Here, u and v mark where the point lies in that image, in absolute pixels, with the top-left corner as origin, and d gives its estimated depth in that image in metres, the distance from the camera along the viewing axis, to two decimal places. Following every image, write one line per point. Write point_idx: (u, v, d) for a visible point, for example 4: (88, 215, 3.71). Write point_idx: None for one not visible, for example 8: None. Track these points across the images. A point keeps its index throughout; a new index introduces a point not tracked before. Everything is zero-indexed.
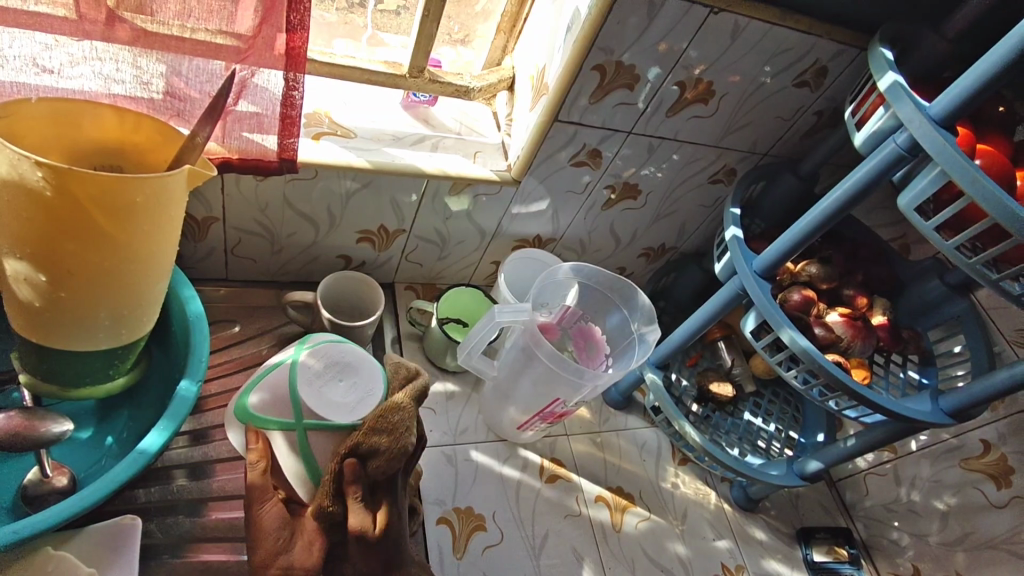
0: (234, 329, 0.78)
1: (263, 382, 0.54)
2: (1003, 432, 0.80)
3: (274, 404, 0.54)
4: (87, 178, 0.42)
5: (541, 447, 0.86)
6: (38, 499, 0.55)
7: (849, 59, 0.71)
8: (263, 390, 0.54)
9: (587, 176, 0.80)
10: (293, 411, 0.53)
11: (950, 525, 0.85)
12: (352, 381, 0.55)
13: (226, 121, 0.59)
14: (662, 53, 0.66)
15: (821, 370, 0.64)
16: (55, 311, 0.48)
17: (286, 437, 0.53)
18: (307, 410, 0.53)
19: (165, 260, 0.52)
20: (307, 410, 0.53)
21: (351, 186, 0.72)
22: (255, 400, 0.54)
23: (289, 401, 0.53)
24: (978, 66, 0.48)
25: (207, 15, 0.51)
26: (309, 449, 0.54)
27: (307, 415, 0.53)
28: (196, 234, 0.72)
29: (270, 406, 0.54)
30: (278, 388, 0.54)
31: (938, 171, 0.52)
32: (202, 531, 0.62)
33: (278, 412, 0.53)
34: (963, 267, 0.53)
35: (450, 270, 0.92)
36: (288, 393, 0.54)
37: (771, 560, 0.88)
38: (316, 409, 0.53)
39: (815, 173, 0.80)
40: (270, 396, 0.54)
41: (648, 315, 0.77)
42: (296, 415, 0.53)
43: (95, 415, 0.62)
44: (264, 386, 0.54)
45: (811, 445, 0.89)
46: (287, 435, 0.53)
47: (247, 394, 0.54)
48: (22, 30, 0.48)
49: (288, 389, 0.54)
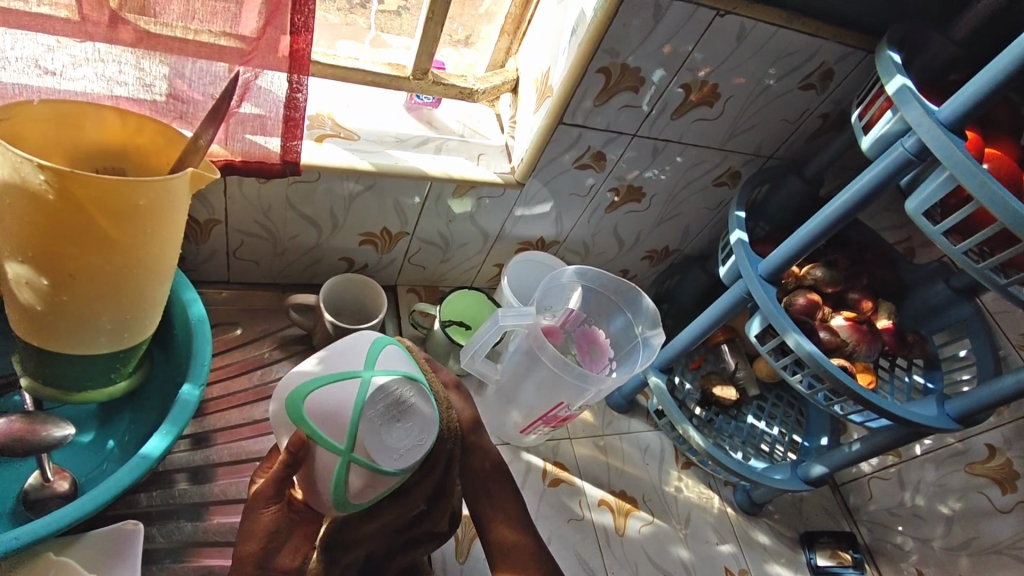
0: (235, 332, 0.78)
1: (325, 388, 0.47)
2: (1008, 436, 0.80)
3: (328, 419, 0.46)
4: (89, 181, 0.42)
5: (543, 450, 0.86)
6: (40, 503, 0.55)
7: (855, 63, 0.70)
8: (323, 396, 0.46)
9: (591, 178, 0.80)
10: (345, 439, 0.46)
11: (955, 529, 0.85)
12: (412, 426, 0.47)
13: (229, 123, 0.59)
14: (667, 56, 0.65)
15: (826, 375, 0.63)
16: (56, 315, 0.48)
17: (327, 458, 0.46)
18: (360, 444, 0.46)
19: (168, 264, 0.51)
20: (362, 445, 0.46)
21: (353, 188, 0.72)
22: (312, 401, 0.47)
23: (346, 424, 0.46)
24: (988, 69, 0.48)
25: (210, 17, 0.51)
26: (345, 478, 0.46)
27: (359, 448, 0.46)
28: (198, 236, 0.72)
29: (324, 419, 0.46)
30: (339, 403, 0.46)
31: (947, 176, 0.52)
32: (203, 535, 0.62)
33: (328, 430, 0.46)
34: (972, 272, 0.53)
35: (453, 273, 0.92)
36: (348, 416, 0.46)
37: (774, 564, 0.87)
38: (374, 451, 0.46)
39: (820, 176, 0.80)
40: (327, 407, 0.46)
41: (652, 318, 0.77)
42: (347, 444, 0.45)
43: (97, 419, 0.62)
44: (327, 393, 0.46)
45: (813, 449, 0.88)
46: (329, 457, 0.46)
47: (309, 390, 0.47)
48: (24, 31, 0.48)
49: (349, 413, 0.46)
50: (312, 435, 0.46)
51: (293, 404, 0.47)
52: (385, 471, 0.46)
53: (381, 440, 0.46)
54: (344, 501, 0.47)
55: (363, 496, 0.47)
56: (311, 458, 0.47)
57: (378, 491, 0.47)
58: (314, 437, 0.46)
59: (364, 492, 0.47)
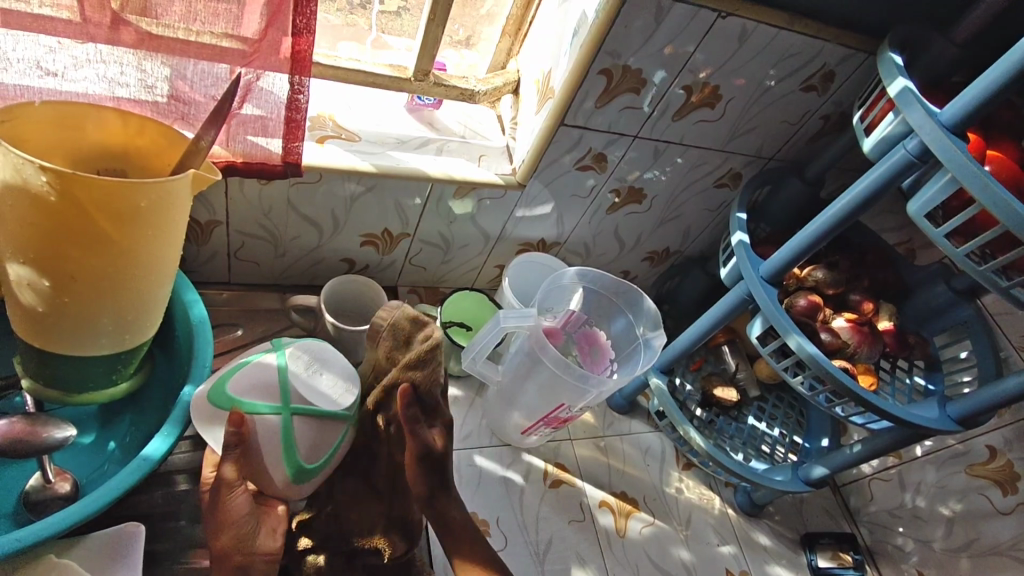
0: (236, 333, 0.78)
1: (247, 371, 0.53)
2: (1009, 438, 0.79)
3: (259, 390, 0.52)
4: (91, 183, 0.42)
5: (543, 451, 0.86)
6: (41, 505, 0.55)
7: (857, 64, 0.70)
8: (250, 379, 0.53)
9: (592, 179, 0.80)
10: (281, 396, 0.52)
11: (956, 531, 0.85)
12: (332, 374, 0.56)
13: (230, 125, 0.59)
14: (668, 57, 0.65)
15: (828, 377, 0.63)
16: (57, 316, 0.48)
17: (271, 421, 0.51)
18: (296, 395, 0.53)
19: (169, 266, 0.51)
20: (297, 396, 0.53)
21: (355, 189, 0.72)
22: (238, 383, 0.53)
23: (278, 385, 0.53)
24: (989, 72, 0.48)
25: (212, 18, 0.51)
26: (294, 434, 0.52)
27: (295, 399, 0.53)
28: (199, 237, 0.72)
29: (256, 391, 0.52)
30: (266, 374, 0.53)
31: (948, 178, 0.52)
32: (204, 537, 0.62)
33: (263, 397, 0.52)
34: (972, 274, 0.53)
35: (454, 274, 0.92)
36: (279, 379, 0.53)
37: (775, 566, 0.87)
38: (309, 396, 0.53)
39: (821, 177, 0.80)
40: (259, 380, 0.53)
41: (653, 320, 0.77)
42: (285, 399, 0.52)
43: (98, 420, 0.62)
44: (252, 373, 0.53)
45: (815, 450, 0.89)
46: (272, 420, 0.51)
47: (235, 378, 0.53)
48: (26, 33, 0.48)
49: (276, 375, 0.53)
50: (250, 409, 0.51)
51: (220, 394, 0.52)
52: (326, 412, 0.53)
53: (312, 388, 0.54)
54: (297, 462, 0.52)
55: (312, 449, 0.53)
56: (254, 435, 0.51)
57: (322, 443, 0.53)
58: (252, 409, 0.51)
59: (312, 445, 0.53)
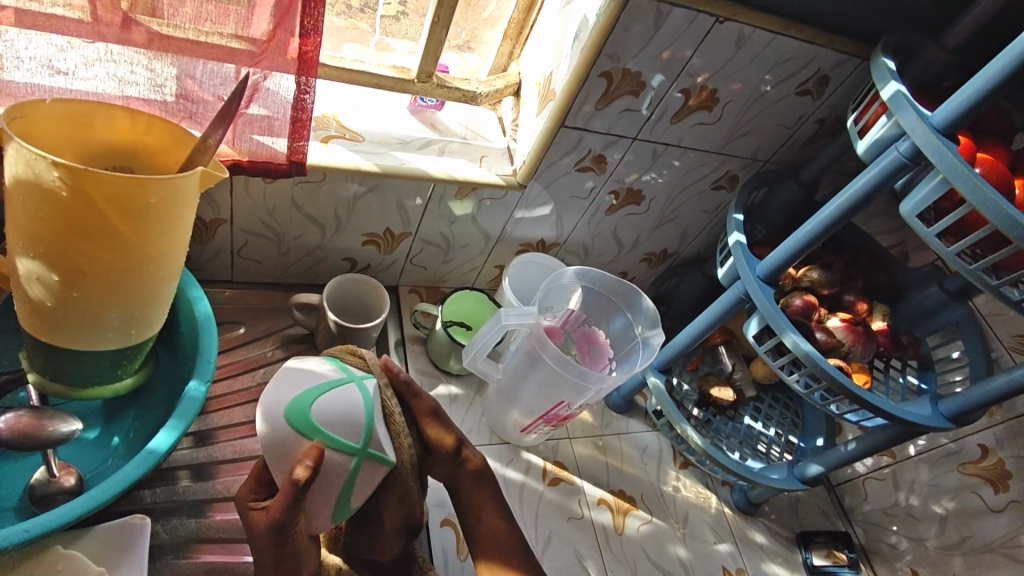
0: (239, 331, 0.78)
1: (324, 399, 0.49)
2: (1000, 437, 0.81)
3: (341, 424, 0.49)
4: (102, 179, 0.43)
5: (543, 450, 0.87)
6: (47, 498, 0.55)
7: (851, 69, 0.72)
8: (323, 407, 0.49)
9: (592, 181, 0.81)
10: (362, 436, 0.50)
11: (948, 529, 0.86)
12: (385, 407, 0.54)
13: (237, 124, 0.60)
14: (666, 61, 0.67)
15: (823, 375, 0.64)
16: (67, 311, 0.48)
17: (342, 460, 0.49)
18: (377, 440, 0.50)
19: (177, 262, 0.52)
20: (376, 440, 0.50)
21: (357, 189, 0.73)
22: (321, 407, 0.49)
23: (363, 424, 0.50)
24: (979, 76, 0.50)
25: (221, 18, 0.52)
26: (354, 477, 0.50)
27: (374, 444, 0.50)
28: (203, 236, 0.73)
29: (340, 423, 0.49)
30: (352, 405, 0.50)
31: (939, 179, 0.53)
32: (207, 532, 0.62)
33: (345, 434, 0.49)
34: (965, 273, 0.54)
35: (454, 274, 0.93)
36: (364, 415, 0.50)
37: (771, 564, 0.88)
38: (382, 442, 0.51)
39: (815, 180, 0.81)
40: (341, 409, 0.50)
41: (651, 319, 0.78)
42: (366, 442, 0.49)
43: (102, 416, 0.63)
44: (332, 399, 0.50)
45: (810, 449, 0.90)
46: (344, 458, 0.49)
47: (314, 401, 0.49)
48: (37, 32, 0.49)
49: (356, 411, 0.50)
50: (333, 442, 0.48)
51: (302, 411, 0.49)
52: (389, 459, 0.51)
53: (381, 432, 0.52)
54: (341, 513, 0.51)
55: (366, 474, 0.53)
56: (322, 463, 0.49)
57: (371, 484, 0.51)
58: (329, 442, 0.48)
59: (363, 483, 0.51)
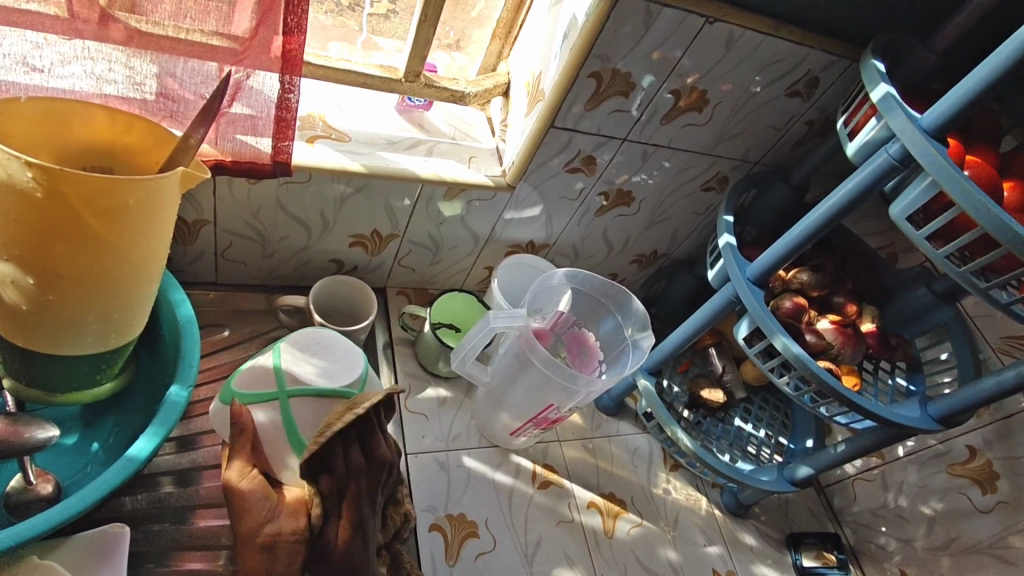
0: (223, 333, 0.77)
1: (245, 369, 0.60)
2: (988, 438, 0.81)
3: (254, 384, 0.58)
4: (77, 180, 0.41)
5: (533, 453, 0.86)
6: (23, 507, 0.54)
7: (841, 70, 0.72)
8: (248, 375, 0.59)
9: (582, 182, 0.80)
10: (276, 381, 0.58)
11: (937, 530, 0.86)
12: (331, 355, 0.62)
13: (220, 123, 0.59)
14: (655, 61, 0.66)
15: (813, 377, 0.64)
16: (42, 315, 0.47)
17: (270, 406, 0.57)
18: (289, 379, 0.58)
19: (156, 265, 0.51)
20: (291, 377, 0.58)
21: (344, 190, 0.71)
22: (239, 382, 0.59)
23: (272, 373, 0.59)
24: (969, 79, 0.49)
25: (202, 16, 0.51)
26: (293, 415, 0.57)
27: (291, 382, 0.58)
28: (186, 237, 0.71)
29: (254, 382, 0.58)
30: (261, 366, 0.59)
31: (929, 182, 0.53)
32: (189, 539, 0.61)
33: (262, 386, 0.58)
34: (954, 276, 0.53)
35: (443, 275, 0.92)
36: (271, 366, 0.59)
37: (761, 565, 0.88)
38: (298, 377, 0.58)
39: (805, 181, 0.81)
40: (254, 373, 0.59)
41: (642, 321, 0.77)
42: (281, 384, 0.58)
43: (81, 421, 0.61)
44: (247, 369, 0.59)
45: (800, 451, 0.90)
46: (270, 405, 0.57)
47: (236, 379, 0.59)
48: (11, 28, 0.48)
49: (270, 363, 0.59)
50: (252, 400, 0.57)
51: (228, 393, 0.59)
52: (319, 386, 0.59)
53: (310, 370, 0.60)
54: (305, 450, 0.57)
55: (317, 425, 0.58)
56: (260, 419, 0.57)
57: (329, 418, 0.59)
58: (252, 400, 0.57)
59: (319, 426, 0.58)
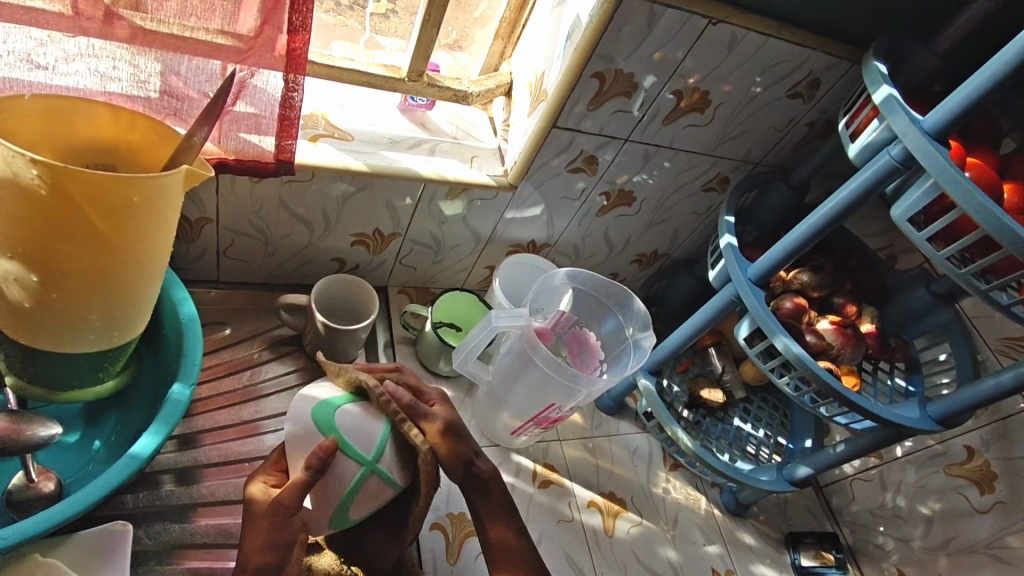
0: (224, 331, 0.77)
1: (358, 409, 0.54)
2: (986, 438, 0.82)
3: (352, 437, 0.53)
4: (82, 177, 0.41)
5: (533, 452, 0.87)
6: (25, 504, 0.54)
7: (842, 72, 0.72)
8: (349, 417, 0.53)
9: (583, 182, 0.81)
10: (373, 450, 0.53)
11: (934, 530, 0.87)
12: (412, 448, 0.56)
13: (223, 121, 0.59)
14: (658, 62, 0.66)
15: (813, 377, 0.65)
16: (46, 312, 0.47)
17: (353, 466, 0.52)
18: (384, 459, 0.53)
19: (160, 263, 0.51)
20: (385, 459, 0.53)
21: (346, 189, 0.72)
22: (343, 417, 0.53)
23: (376, 439, 0.53)
24: (971, 81, 0.50)
25: (207, 14, 0.51)
26: (358, 488, 0.53)
27: (382, 462, 0.53)
28: (188, 235, 0.71)
29: (359, 432, 0.53)
30: (372, 423, 0.54)
31: (931, 183, 0.53)
32: (191, 537, 0.61)
33: (358, 443, 0.53)
34: (954, 277, 0.54)
35: (445, 274, 0.92)
36: (379, 434, 0.54)
37: (760, 565, 0.88)
38: (394, 464, 0.54)
39: (806, 182, 0.81)
40: (363, 424, 0.53)
41: (643, 321, 0.77)
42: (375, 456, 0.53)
43: (83, 419, 0.61)
44: (356, 414, 0.54)
45: (799, 450, 0.90)
46: (355, 465, 0.52)
47: (341, 410, 0.53)
48: (16, 26, 0.48)
49: (378, 432, 0.54)
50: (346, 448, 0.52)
51: (325, 418, 0.53)
52: (393, 485, 0.54)
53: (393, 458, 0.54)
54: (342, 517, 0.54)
55: (371, 498, 0.54)
56: (337, 466, 0.52)
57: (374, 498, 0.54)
58: (345, 446, 0.52)
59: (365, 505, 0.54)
